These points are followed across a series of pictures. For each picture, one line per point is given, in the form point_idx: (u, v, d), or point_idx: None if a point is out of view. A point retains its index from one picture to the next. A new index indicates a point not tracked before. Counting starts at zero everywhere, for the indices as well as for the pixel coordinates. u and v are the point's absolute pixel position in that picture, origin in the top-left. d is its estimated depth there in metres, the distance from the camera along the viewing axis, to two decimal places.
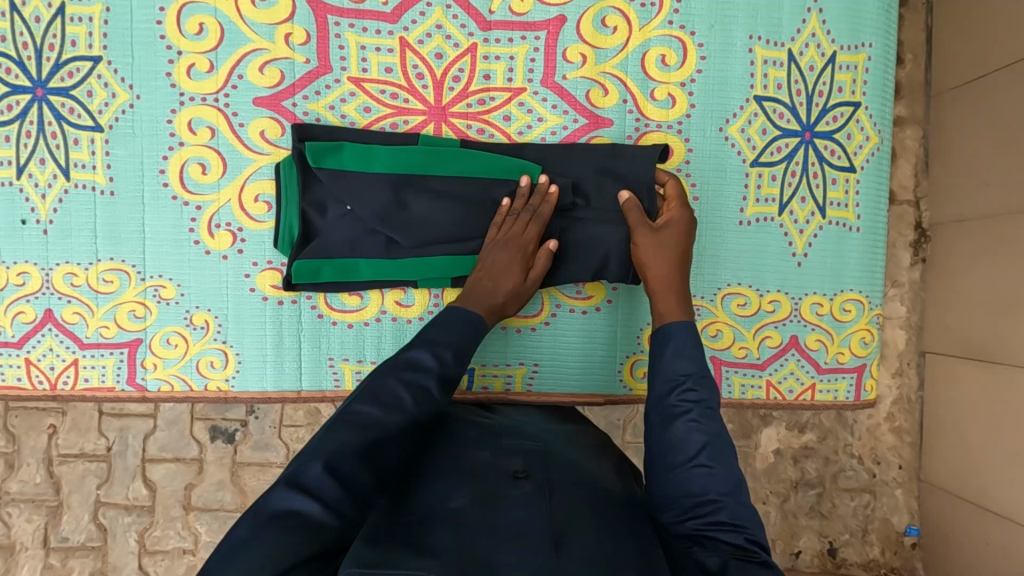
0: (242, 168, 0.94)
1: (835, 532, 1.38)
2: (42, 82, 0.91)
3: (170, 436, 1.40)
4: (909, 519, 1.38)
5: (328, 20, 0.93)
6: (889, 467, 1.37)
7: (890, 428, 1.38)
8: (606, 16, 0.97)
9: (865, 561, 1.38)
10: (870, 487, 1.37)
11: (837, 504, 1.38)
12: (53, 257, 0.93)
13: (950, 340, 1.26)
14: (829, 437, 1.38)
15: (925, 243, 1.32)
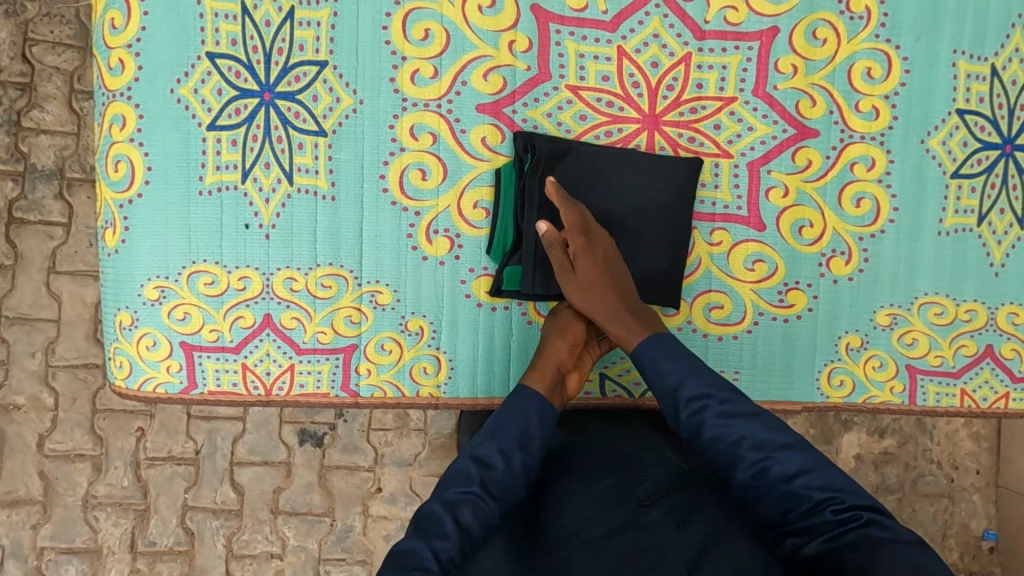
0: (462, 174, 0.94)
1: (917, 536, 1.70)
2: (270, 86, 0.90)
3: (258, 438, 1.48)
4: (987, 524, 1.71)
5: (550, 27, 0.94)
6: (966, 474, 1.70)
7: (967, 436, 1.71)
8: (816, 29, 0.98)
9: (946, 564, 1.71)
10: (950, 492, 1.70)
11: (918, 510, 1.70)
12: (274, 261, 0.92)
13: None
14: (908, 444, 1.69)
15: None
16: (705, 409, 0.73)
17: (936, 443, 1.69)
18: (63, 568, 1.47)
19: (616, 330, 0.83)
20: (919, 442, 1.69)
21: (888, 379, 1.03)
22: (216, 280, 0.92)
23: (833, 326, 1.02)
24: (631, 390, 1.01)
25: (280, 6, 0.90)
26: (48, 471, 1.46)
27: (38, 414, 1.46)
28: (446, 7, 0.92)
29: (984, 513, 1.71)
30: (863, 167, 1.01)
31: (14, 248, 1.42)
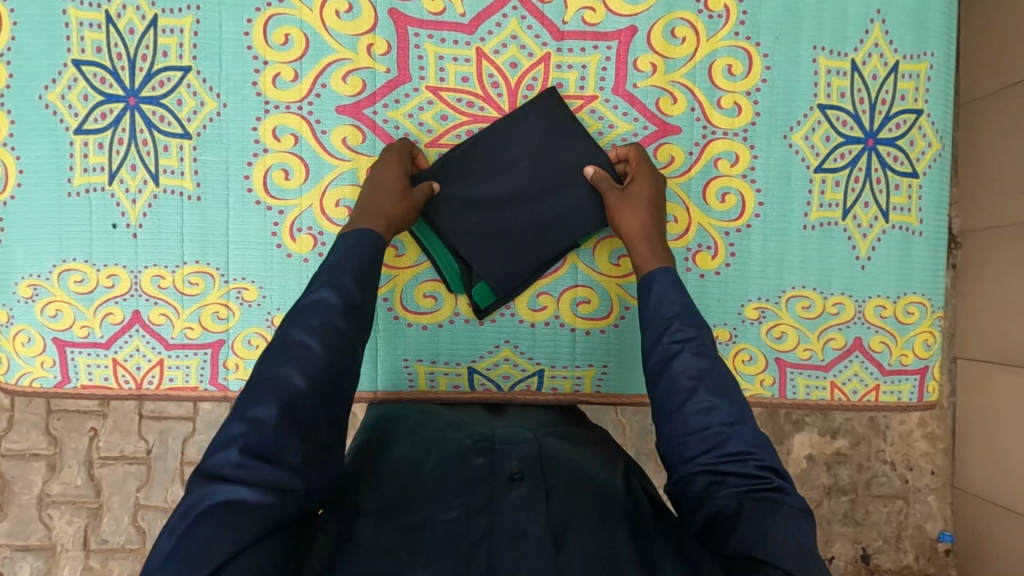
0: (324, 174, 0.97)
1: (868, 539, 1.59)
2: (135, 91, 0.94)
3: (208, 438, 1.45)
4: (943, 526, 1.58)
5: (408, 31, 0.97)
6: (921, 475, 1.58)
7: (923, 435, 1.57)
8: (675, 27, 1.00)
9: (899, 566, 1.59)
10: (905, 493, 1.58)
11: (870, 512, 1.58)
12: (142, 259, 0.96)
13: (982, 344, 1.43)
14: (862, 444, 1.57)
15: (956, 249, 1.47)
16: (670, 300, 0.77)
17: (890, 444, 1.57)
18: (18, 566, 1.45)
19: (642, 249, 0.86)
20: (874, 443, 1.58)
21: (758, 372, 1.04)
22: (85, 278, 0.95)
23: (703, 319, 1.03)
24: (500, 384, 1.03)
25: (144, 15, 0.94)
26: (4, 470, 1.44)
27: None
28: (305, 12, 0.95)
29: (941, 515, 1.58)
30: (727, 162, 1.02)
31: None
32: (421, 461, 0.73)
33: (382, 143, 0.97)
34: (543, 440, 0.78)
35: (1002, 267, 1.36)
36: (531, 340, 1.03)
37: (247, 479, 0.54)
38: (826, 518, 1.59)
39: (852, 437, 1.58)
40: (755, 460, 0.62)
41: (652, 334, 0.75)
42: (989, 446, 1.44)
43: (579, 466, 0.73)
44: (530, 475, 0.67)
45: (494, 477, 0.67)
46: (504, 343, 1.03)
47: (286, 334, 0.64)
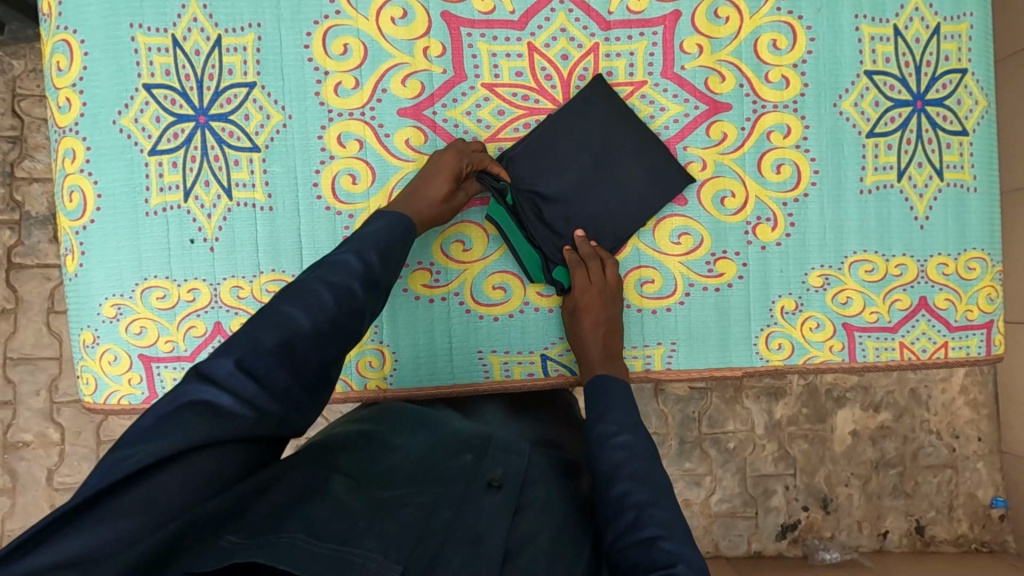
0: (390, 175, 1.00)
1: (920, 510, 1.67)
2: (204, 109, 0.97)
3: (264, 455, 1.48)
4: (995, 492, 1.67)
5: (461, 31, 1.00)
6: (968, 442, 1.67)
7: (966, 402, 1.67)
8: (718, 8, 1.02)
9: (956, 537, 1.67)
10: (953, 462, 1.67)
11: (920, 483, 1.67)
12: (220, 272, 0.98)
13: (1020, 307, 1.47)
14: (906, 416, 1.66)
15: None
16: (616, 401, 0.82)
17: (934, 413, 1.66)
18: None
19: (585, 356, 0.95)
20: (917, 414, 1.66)
21: (826, 339, 1.05)
22: (167, 294, 0.98)
23: (766, 292, 1.05)
24: (573, 369, 1.04)
25: (208, 36, 0.97)
26: (58, 504, 1.54)
27: (47, 449, 1.54)
28: (361, 22, 0.98)
29: (990, 481, 1.67)
30: (780, 135, 1.04)
31: (15, 292, 1.50)
32: (418, 445, 0.75)
33: (443, 142, 1.00)
34: (534, 452, 0.79)
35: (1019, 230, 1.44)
36: None
37: (228, 387, 0.56)
38: (875, 494, 1.67)
39: (896, 410, 1.67)
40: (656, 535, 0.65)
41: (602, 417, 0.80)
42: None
43: (553, 483, 0.75)
44: (510, 484, 0.70)
45: (474, 480, 0.70)
46: None
47: (319, 284, 0.66)
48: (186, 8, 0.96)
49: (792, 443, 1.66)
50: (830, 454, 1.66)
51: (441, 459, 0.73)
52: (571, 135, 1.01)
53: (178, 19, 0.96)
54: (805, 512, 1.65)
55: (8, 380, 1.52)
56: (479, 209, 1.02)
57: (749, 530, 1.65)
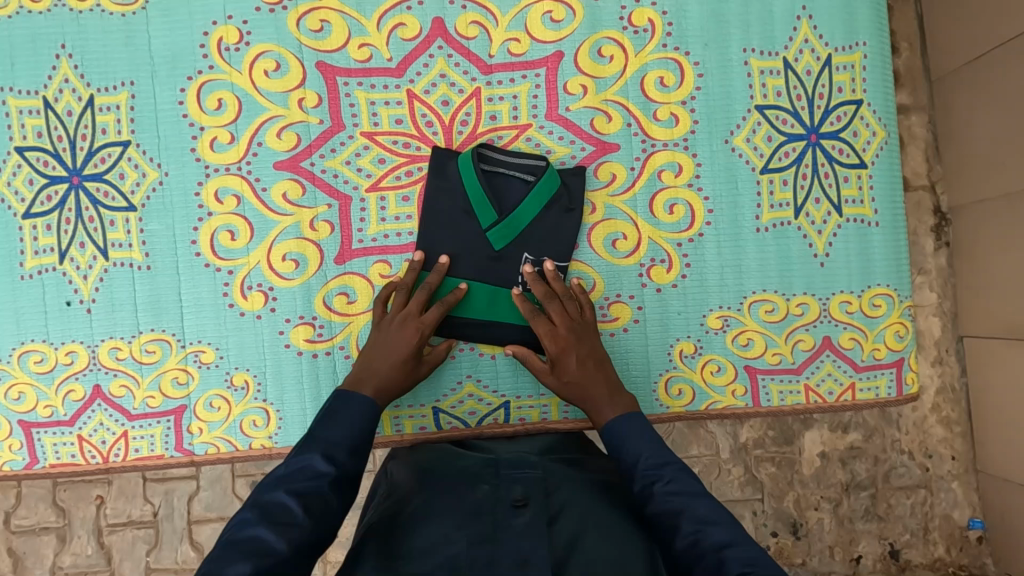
0: (269, 230, 0.98)
1: (895, 534, 1.48)
2: (77, 170, 0.96)
3: (213, 495, 1.33)
4: (972, 513, 1.48)
5: (337, 80, 0.98)
6: (942, 461, 1.48)
7: (939, 420, 1.49)
8: (602, 47, 1.00)
9: (932, 560, 1.49)
10: (927, 483, 1.48)
11: (893, 505, 1.48)
12: (98, 333, 0.97)
13: (988, 322, 1.37)
14: (875, 436, 1.48)
15: (947, 227, 1.45)
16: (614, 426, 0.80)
17: (905, 432, 1.48)
18: None
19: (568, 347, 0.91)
20: (887, 434, 1.48)
21: (728, 383, 1.01)
22: (45, 357, 0.96)
23: (665, 334, 1.02)
24: (467, 421, 1.02)
25: (80, 96, 0.96)
26: (16, 547, 1.34)
27: (2, 491, 1.34)
28: (235, 76, 0.97)
29: (968, 502, 1.48)
30: (671, 173, 1.01)
31: None
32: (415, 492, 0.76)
33: (323, 194, 0.98)
34: (544, 460, 0.82)
35: (996, 237, 1.31)
36: (493, 372, 1.02)
37: None
38: (847, 518, 1.48)
39: (865, 430, 1.50)
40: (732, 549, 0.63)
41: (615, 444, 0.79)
42: (1008, 425, 1.35)
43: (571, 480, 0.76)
44: (533, 499, 0.71)
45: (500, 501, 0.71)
46: (466, 378, 1.02)
47: None
48: (56, 69, 0.96)
49: (759, 467, 1.47)
50: (799, 478, 1.48)
51: (446, 495, 0.73)
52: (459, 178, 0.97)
53: (49, 81, 0.96)
54: (775, 538, 1.47)
55: None
56: (362, 259, 0.99)
57: None
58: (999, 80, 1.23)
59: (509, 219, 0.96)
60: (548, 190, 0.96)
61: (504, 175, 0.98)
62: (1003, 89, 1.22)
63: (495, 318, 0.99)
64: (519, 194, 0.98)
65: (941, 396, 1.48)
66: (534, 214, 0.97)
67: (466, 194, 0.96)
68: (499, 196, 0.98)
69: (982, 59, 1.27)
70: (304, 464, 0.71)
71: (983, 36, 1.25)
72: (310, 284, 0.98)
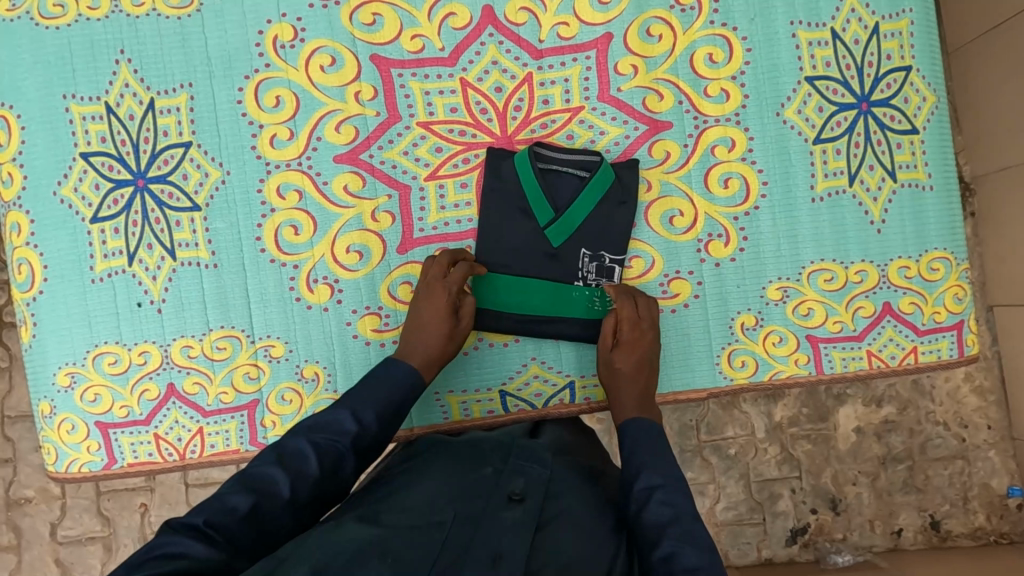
0: (332, 223, 0.99)
1: (934, 505, 1.50)
2: (142, 173, 0.98)
3: None
4: (1010, 480, 1.49)
5: (392, 72, 0.99)
6: (978, 431, 1.49)
7: (972, 389, 1.49)
8: (650, 26, 1.01)
9: (972, 530, 1.50)
10: (963, 453, 1.49)
11: (931, 476, 1.49)
12: (170, 332, 0.98)
13: (1016, 291, 1.38)
14: (909, 409, 1.49)
15: (971, 197, 1.45)
16: (636, 447, 0.80)
17: (939, 403, 1.49)
18: None
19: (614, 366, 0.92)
20: (922, 406, 1.49)
21: (791, 352, 1.02)
22: (118, 358, 0.98)
23: (724, 308, 1.03)
24: (533, 403, 1.03)
25: (141, 100, 0.98)
26: (63, 557, 1.44)
27: (48, 504, 1.43)
28: (291, 73, 0.98)
29: (1005, 469, 1.49)
30: (724, 148, 1.02)
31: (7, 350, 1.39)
32: (444, 464, 0.80)
33: (383, 185, 1.00)
34: (556, 461, 0.81)
35: (1020, 207, 1.32)
36: (558, 353, 1.03)
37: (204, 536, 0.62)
38: (885, 491, 1.50)
39: (898, 403, 1.50)
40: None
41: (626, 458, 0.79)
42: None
43: (582, 493, 0.76)
44: (530, 497, 0.72)
45: (495, 494, 0.73)
46: (531, 361, 1.03)
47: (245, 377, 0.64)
48: (116, 73, 0.97)
49: (795, 444, 1.49)
50: (835, 453, 1.49)
51: (463, 474, 0.77)
52: (515, 176, 0.99)
53: (110, 86, 0.97)
54: (814, 515, 1.48)
55: (5, 437, 1.40)
56: (424, 248, 1.00)
57: (757, 537, 1.48)
58: (1017, 50, 1.24)
59: (564, 216, 0.99)
60: (601, 188, 0.97)
61: (558, 172, 1.00)
62: (1022, 58, 1.23)
63: (553, 313, 1.00)
64: (574, 190, 1.00)
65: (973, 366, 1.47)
66: (588, 209, 0.99)
67: (523, 191, 0.99)
68: (554, 193, 1.00)
69: (998, 28, 1.28)
70: (331, 421, 0.74)
71: (995, 8, 1.27)
72: (374, 275, 1.00)
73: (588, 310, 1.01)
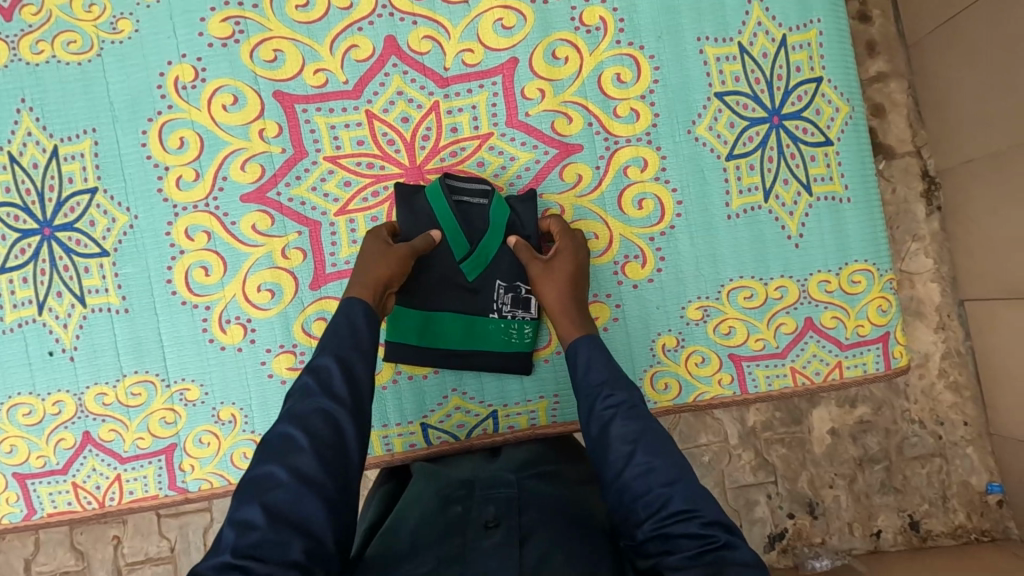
0: (242, 263, 0.98)
1: (913, 505, 1.44)
2: (48, 221, 0.97)
3: None
4: (989, 477, 1.44)
5: (296, 108, 0.98)
6: (954, 427, 1.45)
7: (947, 386, 1.45)
8: (556, 49, 1.00)
9: (953, 528, 1.44)
10: (940, 450, 1.44)
11: (909, 476, 1.44)
12: (84, 380, 0.98)
13: (987, 283, 1.34)
14: (884, 408, 1.45)
15: (937, 190, 1.42)
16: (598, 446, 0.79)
17: (914, 402, 1.44)
18: None
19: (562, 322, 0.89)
20: (896, 405, 1.44)
21: (714, 372, 1.01)
22: (33, 409, 0.97)
23: (645, 329, 1.01)
24: (456, 434, 1.02)
25: (45, 148, 0.97)
26: None
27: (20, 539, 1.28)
28: (194, 113, 0.98)
29: (984, 466, 1.44)
30: (637, 169, 1.01)
31: None
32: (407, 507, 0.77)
33: (292, 222, 0.99)
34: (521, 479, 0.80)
35: (985, 197, 1.28)
36: (478, 382, 1.02)
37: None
38: (863, 493, 1.44)
39: (873, 403, 1.46)
40: (699, 518, 0.63)
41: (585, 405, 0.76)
42: (1016, 387, 1.32)
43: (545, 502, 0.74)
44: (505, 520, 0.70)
45: (470, 524, 0.70)
46: (452, 392, 1.02)
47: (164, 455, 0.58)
48: (19, 123, 0.97)
49: (769, 449, 1.44)
50: (810, 457, 1.44)
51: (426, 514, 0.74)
52: (428, 210, 0.98)
53: (13, 135, 0.97)
54: (792, 520, 1.43)
55: None
56: (337, 283, 0.99)
57: None
58: (967, 42, 1.23)
59: (479, 249, 0.99)
60: (508, 219, 0.98)
61: (472, 204, 0.99)
62: (976, 49, 1.21)
63: (471, 344, 1.00)
64: (484, 219, 0.99)
65: (947, 361, 1.44)
66: (501, 242, 0.99)
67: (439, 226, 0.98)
68: (469, 224, 0.99)
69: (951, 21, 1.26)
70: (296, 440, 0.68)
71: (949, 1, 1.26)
72: (287, 313, 0.99)
73: (506, 342, 1.00)
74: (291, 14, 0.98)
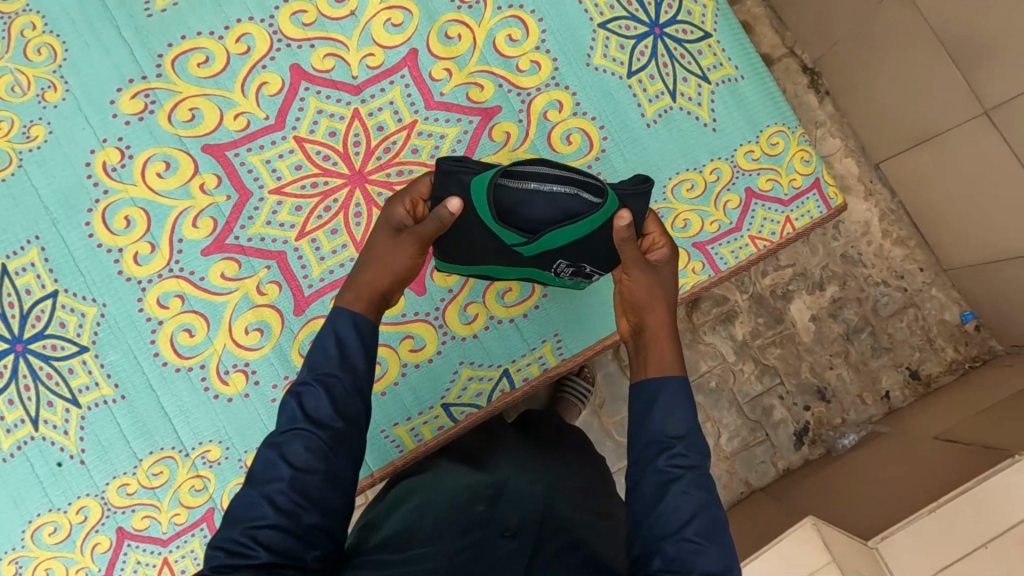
0: (222, 312, 1.00)
1: (907, 358, 1.55)
2: (17, 337, 0.96)
3: None
4: (962, 308, 1.56)
5: (224, 154, 1.02)
6: (916, 275, 1.57)
7: (893, 242, 1.57)
8: (447, 30, 1.08)
9: (949, 366, 1.55)
10: (914, 300, 1.56)
11: (895, 332, 1.55)
12: (101, 478, 0.96)
13: (893, 140, 1.49)
14: (849, 281, 1.56)
15: (819, 79, 1.60)
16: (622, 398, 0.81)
17: (871, 266, 1.56)
18: None
19: (658, 343, 0.85)
20: (858, 274, 1.55)
21: (687, 264, 1.08)
22: (57, 526, 0.95)
23: None
24: (478, 403, 1.05)
25: None
26: None
27: None
28: (129, 190, 1.00)
29: (955, 299, 1.56)
30: (555, 111, 1.09)
31: None
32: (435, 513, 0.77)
33: (256, 259, 1.01)
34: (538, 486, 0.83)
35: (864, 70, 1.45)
36: (484, 350, 1.06)
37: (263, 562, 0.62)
38: (862, 362, 1.54)
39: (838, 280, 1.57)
40: None
41: (647, 419, 0.78)
42: (948, 219, 1.46)
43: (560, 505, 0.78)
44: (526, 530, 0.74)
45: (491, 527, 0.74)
46: (461, 365, 1.05)
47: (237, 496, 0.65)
48: None
49: (765, 354, 1.53)
50: (802, 347, 1.54)
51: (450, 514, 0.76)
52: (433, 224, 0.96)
53: None
54: (809, 411, 1.52)
55: None
56: (320, 302, 1.02)
57: (769, 453, 1.51)
58: None
59: (539, 239, 0.88)
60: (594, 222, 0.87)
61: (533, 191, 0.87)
62: None
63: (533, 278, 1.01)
64: (558, 208, 0.87)
65: (885, 220, 1.57)
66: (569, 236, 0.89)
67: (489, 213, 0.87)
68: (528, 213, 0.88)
69: None
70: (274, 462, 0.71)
71: None
72: (282, 344, 1.01)
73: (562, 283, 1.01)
74: (194, 72, 1.02)
